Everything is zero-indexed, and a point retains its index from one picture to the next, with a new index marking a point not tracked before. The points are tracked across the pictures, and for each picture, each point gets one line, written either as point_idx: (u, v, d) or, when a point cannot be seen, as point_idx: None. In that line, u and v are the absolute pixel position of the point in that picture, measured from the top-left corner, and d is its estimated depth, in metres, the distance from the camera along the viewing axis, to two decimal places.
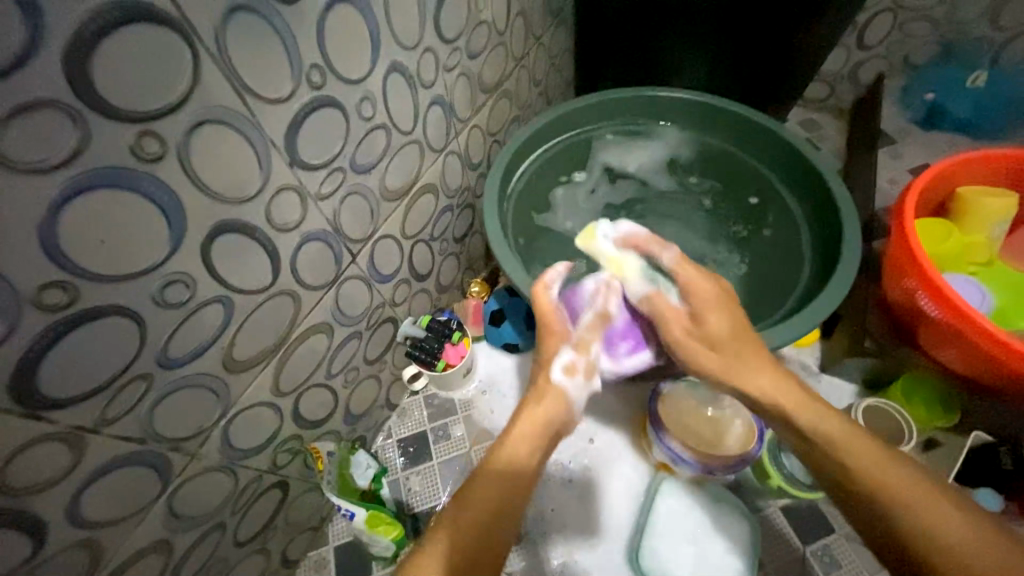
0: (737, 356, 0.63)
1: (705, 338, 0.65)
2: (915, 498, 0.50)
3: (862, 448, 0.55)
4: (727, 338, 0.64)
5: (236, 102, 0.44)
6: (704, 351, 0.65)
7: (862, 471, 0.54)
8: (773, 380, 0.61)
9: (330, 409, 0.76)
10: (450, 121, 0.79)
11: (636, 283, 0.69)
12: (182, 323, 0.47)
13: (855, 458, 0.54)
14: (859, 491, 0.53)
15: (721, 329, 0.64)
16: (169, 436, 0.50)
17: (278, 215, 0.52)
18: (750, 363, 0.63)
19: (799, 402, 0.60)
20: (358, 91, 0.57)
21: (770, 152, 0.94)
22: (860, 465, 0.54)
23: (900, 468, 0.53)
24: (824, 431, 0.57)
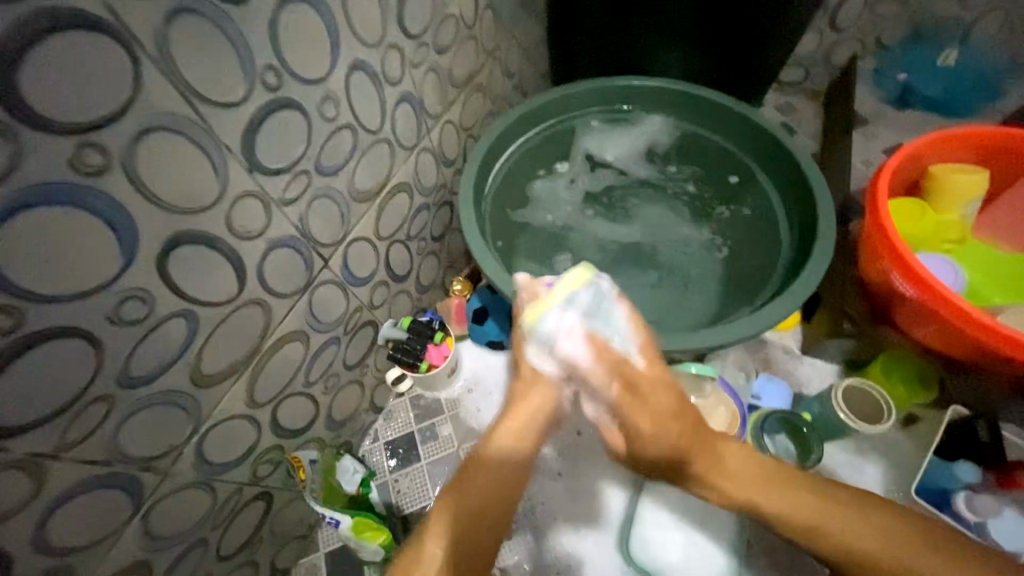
0: (693, 454, 0.59)
1: (632, 388, 0.55)
2: (856, 529, 0.57)
3: (835, 534, 0.57)
4: (666, 421, 0.56)
5: (184, 108, 0.42)
6: (639, 426, 0.56)
7: (828, 528, 0.57)
8: (727, 475, 0.60)
9: (311, 417, 0.75)
10: (420, 118, 0.77)
11: (618, 307, 0.55)
12: (142, 340, 0.45)
13: (831, 545, 0.57)
14: (829, 544, 0.57)
15: (647, 407, 0.55)
16: (138, 456, 0.49)
17: (240, 223, 0.51)
18: (710, 456, 0.60)
19: (766, 486, 0.60)
20: (319, 91, 0.55)
21: (746, 137, 0.93)
22: (836, 538, 0.57)
23: (875, 533, 0.56)
24: (739, 475, 0.60)
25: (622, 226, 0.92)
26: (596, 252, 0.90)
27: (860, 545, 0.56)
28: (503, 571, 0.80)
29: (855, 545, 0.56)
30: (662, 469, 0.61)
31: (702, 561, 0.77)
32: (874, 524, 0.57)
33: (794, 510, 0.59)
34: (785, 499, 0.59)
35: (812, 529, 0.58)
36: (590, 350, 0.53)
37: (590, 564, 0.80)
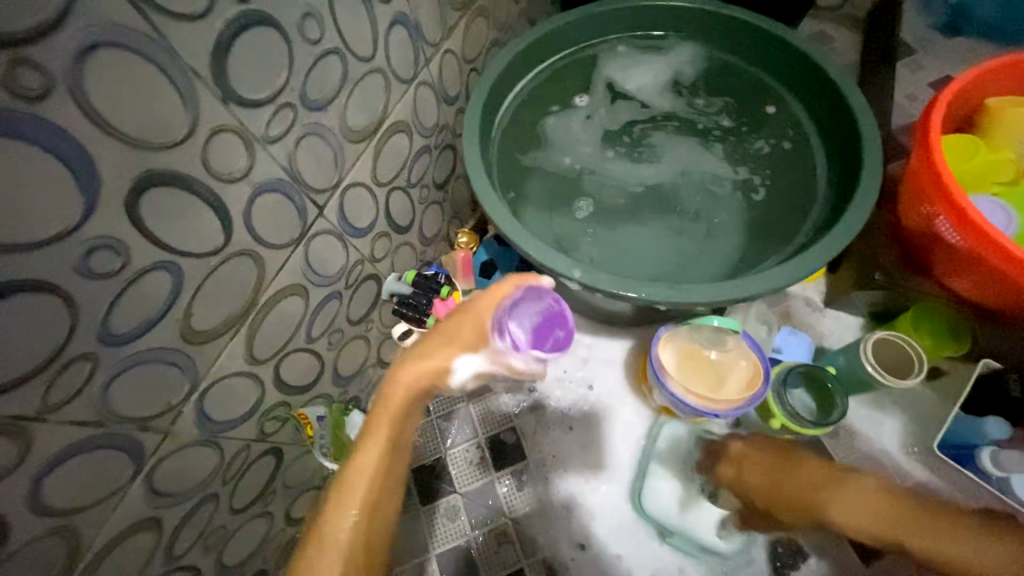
0: (807, 501, 0.67)
1: (728, 459, 0.77)
2: (925, 538, 0.58)
3: (952, 556, 0.55)
4: (760, 474, 0.73)
5: (137, 19, 0.35)
6: (746, 483, 0.74)
7: (926, 548, 0.57)
8: (845, 508, 0.63)
9: (316, 374, 0.73)
10: (417, 45, 0.68)
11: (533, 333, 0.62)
12: (121, 295, 0.41)
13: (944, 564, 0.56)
14: (918, 557, 0.58)
15: (740, 452, 0.76)
16: (134, 416, 0.46)
17: (219, 163, 0.45)
18: (820, 494, 0.66)
19: (881, 516, 0.61)
20: (299, 5, 0.48)
21: (783, 67, 0.84)
22: (941, 556, 0.56)
23: (968, 541, 0.55)
24: (863, 507, 0.62)
25: (642, 168, 0.84)
26: (611, 199, 0.83)
27: (923, 548, 0.58)
28: (515, 520, 0.80)
29: (922, 550, 0.58)
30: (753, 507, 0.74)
31: (708, 512, 0.78)
32: (954, 532, 0.56)
33: (849, 516, 0.63)
34: (818, 493, 0.66)
35: (875, 539, 0.62)
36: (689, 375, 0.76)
37: (601, 513, 0.79)
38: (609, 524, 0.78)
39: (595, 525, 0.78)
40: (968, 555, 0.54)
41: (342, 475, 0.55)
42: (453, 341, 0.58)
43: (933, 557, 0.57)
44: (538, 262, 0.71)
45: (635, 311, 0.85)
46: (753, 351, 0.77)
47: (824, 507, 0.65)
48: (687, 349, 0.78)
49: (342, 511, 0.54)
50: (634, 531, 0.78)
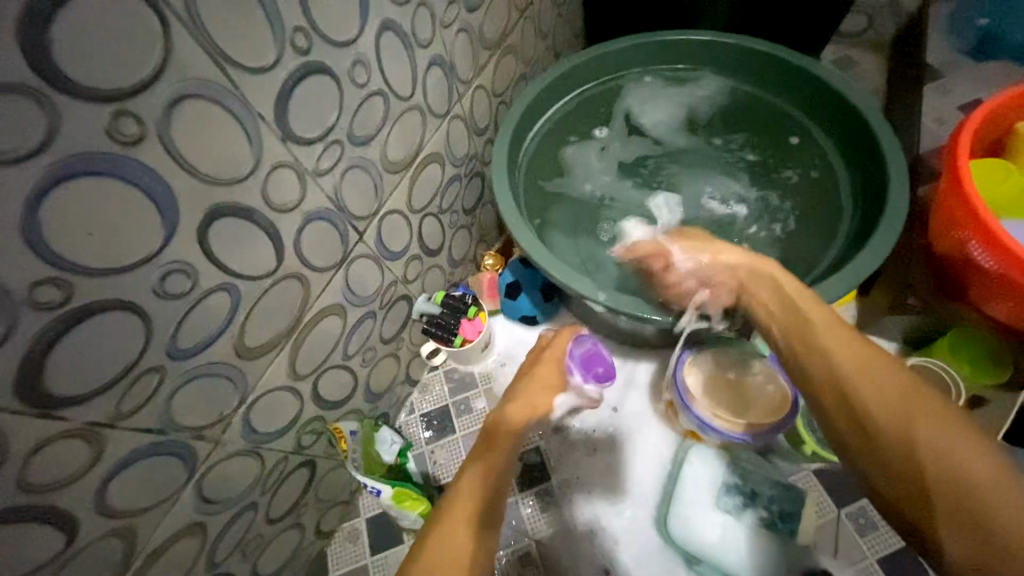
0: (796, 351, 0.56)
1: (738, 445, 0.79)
2: (888, 387, 0.48)
3: (923, 444, 0.44)
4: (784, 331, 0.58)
5: (216, 73, 0.41)
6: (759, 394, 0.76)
7: (891, 446, 0.46)
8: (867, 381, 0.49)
9: (350, 389, 0.76)
10: (452, 83, 0.74)
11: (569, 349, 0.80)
12: (188, 313, 0.45)
13: (926, 464, 0.44)
14: (902, 449, 0.45)
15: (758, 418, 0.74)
16: (190, 425, 0.50)
17: (276, 194, 0.50)
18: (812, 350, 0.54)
19: (876, 372, 0.49)
20: (350, 54, 0.53)
21: (805, 96, 0.86)
22: (915, 444, 0.44)
23: (939, 432, 0.44)
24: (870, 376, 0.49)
25: (664, 195, 0.87)
26: (634, 223, 0.85)
27: (879, 406, 0.47)
28: (537, 542, 0.80)
29: (877, 402, 0.48)
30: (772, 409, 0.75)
31: (740, 546, 0.76)
32: (904, 382, 0.48)
33: (844, 363, 0.51)
34: (826, 347, 0.53)
35: (826, 380, 0.52)
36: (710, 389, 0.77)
37: (626, 539, 0.78)
38: (633, 550, 0.77)
39: (619, 551, 0.78)
40: (955, 451, 0.43)
41: (444, 505, 0.56)
42: (544, 380, 0.68)
43: (876, 408, 0.47)
44: (564, 285, 0.73)
45: (659, 333, 0.86)
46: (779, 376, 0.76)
47: (765, 269, 0.62)
48: (714, 373, 0.79)
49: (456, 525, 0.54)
50: (659, 557, 0.77)
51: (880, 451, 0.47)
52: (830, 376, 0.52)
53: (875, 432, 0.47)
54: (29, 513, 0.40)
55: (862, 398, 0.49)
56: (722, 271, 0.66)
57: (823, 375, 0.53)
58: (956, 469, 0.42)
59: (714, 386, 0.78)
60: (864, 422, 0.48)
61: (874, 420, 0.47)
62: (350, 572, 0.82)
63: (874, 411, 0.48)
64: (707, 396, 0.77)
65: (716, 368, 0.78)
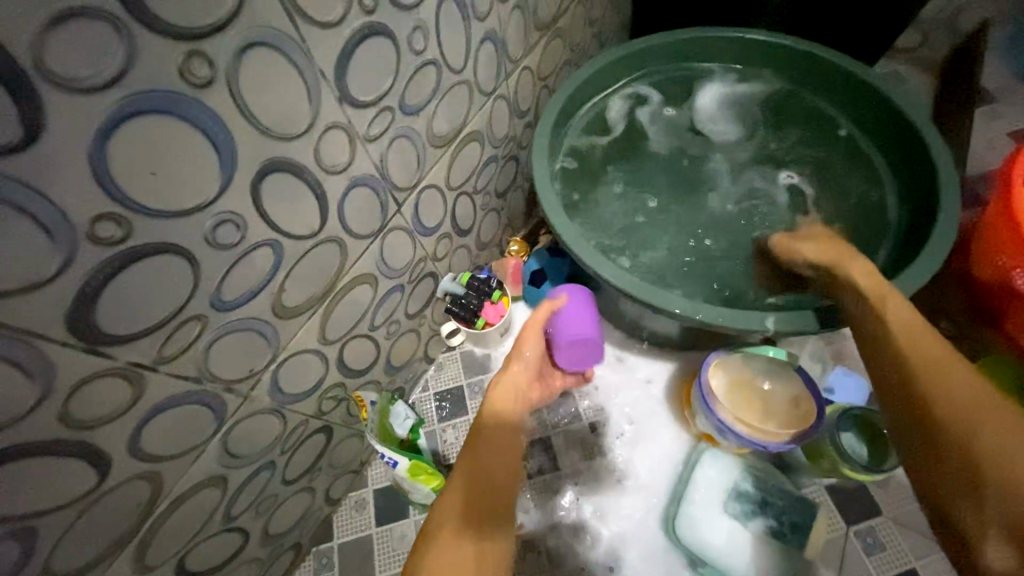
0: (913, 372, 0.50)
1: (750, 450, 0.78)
2: (951, 376, 0.48)
3: (983, 427, 0.44)
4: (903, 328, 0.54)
5: (285, 25, 0.40)
6: (776, 400, 0.76)
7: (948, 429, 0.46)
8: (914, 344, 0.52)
9: (371, 360, 0.76)
10: (501, 61, 0.73)
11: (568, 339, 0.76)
12: (233, 265, 0.45)
13: (960, 440, 0.44)
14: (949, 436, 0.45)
15: (777, 424, 0.73)
16: (223, 378, 0.51)
17: (327, 155, 0.49)
18: (913, 356, 0.51)
19: (915, 350, 0.52)
20: (411, 20, 0.52)
21: (857, 106, 0.84)
22: (970, 434, 0.44)
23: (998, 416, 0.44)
24: (925, 346, 0.52)
25: (703, 196, 0.86)
26: (669, 220, 0.84)
27: (974, 427, 0.44)
28: (542, 528, 0.80)
29: (948, 406, 0.46)
30: (793, 418, 0.74)
31: (747, 553, 0.75)
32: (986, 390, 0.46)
33: (922, 364, 0.50)
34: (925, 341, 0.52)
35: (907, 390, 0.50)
36: (728, 387, 0.77)
37: (631, 534, 0.78)
38: (638, 548, 0.78)
39: (625, 550, 0.78)
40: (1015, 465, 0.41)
41: (432, 526, 0.53)
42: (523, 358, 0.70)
43: (974, 431, 0.44)
44: (596, 274, 0.73)
45: (684, 334, 0.85)
46: (806, 387, 0.75)
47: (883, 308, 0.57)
48: (736, 379, 0.78)
49: (450, 501, 0.55)
50: (664, 558, 0.77)
51: (944, 452, 0.45)
52: (903, 368, 0.51)
53: (947, 439, 0.45)
54: (66, 447, 0.40)
55: (960, 416, 0.45)
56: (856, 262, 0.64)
57: (890, 357, 0.53)
58: (985, 446, 0.43)
59: (735, 388, 0.77)
60: (924, 406, 0.48)
61: (953, 428, 0.45)
62: (355, 540, 0.83)
63: (951, 400, 0.46)
64: (726, 395, 0.76)
65: (737, 371, 0.78)
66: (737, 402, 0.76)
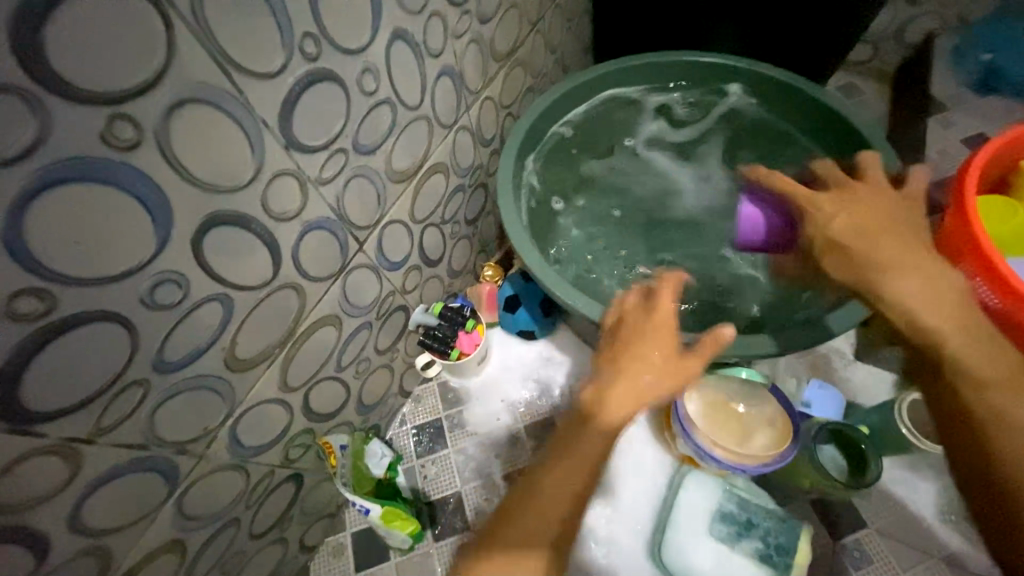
0: (965, 373, 0.48)
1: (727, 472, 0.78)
2: (1007, 383, 0.46)
3: None
4: (909, 288, 0.52)
5: (219, 79, 0.39)
6: (752, 421, 0.75)
7: (1003, 452, 0.44)
8: (957, 326, 0.49)
9: (342, 401, 0.74)
10: (460, 93, 0.72)
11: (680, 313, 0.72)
12: (176, 325, 0.44)
13: (1017, 455, 0.44)
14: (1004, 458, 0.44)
15: (755, 446, 0.72)
16: (173, 440, 0.48)
17: (275, 203, 0.48)
18: (961, 338, 0.48)
19: (983, 353, 0.47)
20: (360, 62, 0.52)
21: (809, 125, 0.86)
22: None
23: None
24: (975, 332, 0.48)
25: (659, 225, 0.89)
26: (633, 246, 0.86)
27: (1019, 413, 0.45)
28: None
29: (1017, 418, 0.45)
30: (772, 438, 0.73)
31: None
32: None
33: (956, 339, 0.49)
34: (952, 327, 0.49)
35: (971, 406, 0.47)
36: (703, 412, 0.76)
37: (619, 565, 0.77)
38: None
39: None
40: None
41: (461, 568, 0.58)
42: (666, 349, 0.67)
43: None
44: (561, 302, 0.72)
45: None
46: (781, 405, 0.75)
47: (886, 265, 0.54)
48: (712, 403, 0.77)
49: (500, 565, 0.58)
50: None
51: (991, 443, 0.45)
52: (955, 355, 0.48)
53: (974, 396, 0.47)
54: None
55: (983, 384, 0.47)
56: (833, 256, 0.58)
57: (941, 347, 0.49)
58: None
59: (708, 413, 0.76)
60: (948, 365, 0.49)
61: (1012, 444, 0.44)
62: None
63: (1006, 403, 0.45)
64: (701, 421, 0.75)
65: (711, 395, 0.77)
66: (712, 426, 0.75)
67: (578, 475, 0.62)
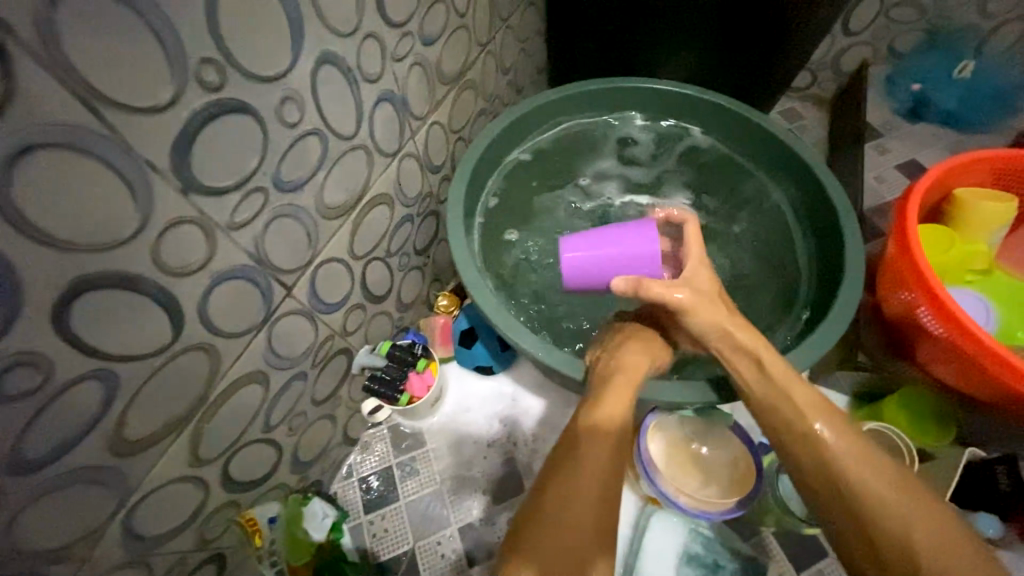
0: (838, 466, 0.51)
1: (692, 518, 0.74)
2: (873, 469, 0.50)
3: (916, 532, 0.46)
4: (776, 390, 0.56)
5: (85, 118, 0.32)
6: (718, 465, 0.73)
7: (885, 540, 0.47)
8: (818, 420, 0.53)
9: (272, 463, 0.66)
10: (403, 119, 0.67)
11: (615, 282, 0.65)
12: (38, 415, 0.35)
13: (892, 539, 0.47)
14: (893, 549, 0.47)
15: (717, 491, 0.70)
16: (41, 549, 0.40)
17: (173, 257, 0.41)
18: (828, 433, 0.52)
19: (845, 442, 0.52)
20: (279, 90, 0.45)
21: (759, 154, 0.86)
22: (911, 546, 0.46)
23: (921, 518, 0.47)
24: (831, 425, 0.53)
25: None
26: None
27: (890, 495, 0.48)
28: None
29: (890, 503, 0.48)
30: (735, 484, 0.71)
31: None
32: (907, 485, 0.49)
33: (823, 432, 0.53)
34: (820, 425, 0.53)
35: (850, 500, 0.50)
36: (668, 454, 0.73)
37: None
38: None
39: None
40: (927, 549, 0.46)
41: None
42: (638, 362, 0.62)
43: (927, 553, 0.46)
44: (515, 344, 0.67)
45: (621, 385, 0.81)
46: (744, 444, 0.73)
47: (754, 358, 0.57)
48: (677, 443, 0.74)
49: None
50: None
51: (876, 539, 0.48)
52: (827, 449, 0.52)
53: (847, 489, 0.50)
54: None
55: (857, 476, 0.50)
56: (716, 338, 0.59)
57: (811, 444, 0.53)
58: (921, 553, 0.46)
59: (673, 456, 0.73)
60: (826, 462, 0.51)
61: (893, 532, 0.47)
62: None
63: (877, 490, 0.49)
64: (666, 464, 0.72)
65: (677, 435, 0.74)
66: (677, 468, 0.72)
67: (592, 491, 0.52)
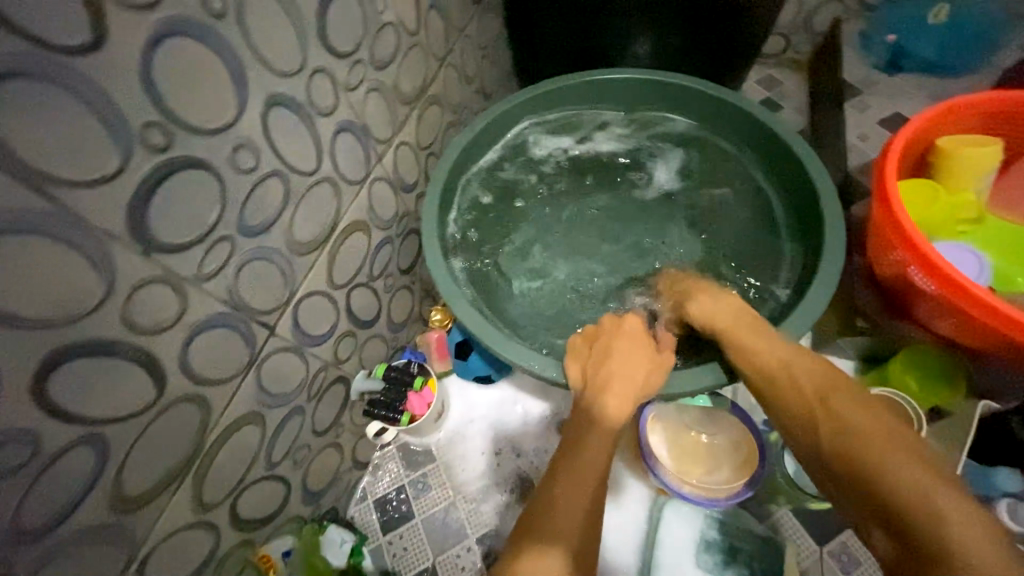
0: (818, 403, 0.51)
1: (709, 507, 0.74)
2: (852, 407, 0.50)
3: (890, 457, 0.44)
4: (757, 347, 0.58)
5: (31, 199, 0.33)
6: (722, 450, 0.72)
7: (860, 467, 0.46)
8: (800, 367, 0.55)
9: (281, 496, 0.67)
10: (367, 146, 0.67)
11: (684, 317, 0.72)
12: (30, 486, 0.37)
13: (862, 465, 0.45)
14: (864, 476, 0.45)
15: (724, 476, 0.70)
16: None
17: (144, 317, 0.42)
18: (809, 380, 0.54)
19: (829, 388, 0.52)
20: (229, 139, 0.46)
21: (732, 131, 0.85)
22: (879, 470, 0.44)
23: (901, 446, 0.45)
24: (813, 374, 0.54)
25: (603, 249, 0.83)
26: (570, 274, 0.81)
27: (864, 426, 0.48)
28: None
29: (865, 433, 0.47)
30: (742, 466, 0.70)
31: None
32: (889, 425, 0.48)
33: (799, 376, 0.54)
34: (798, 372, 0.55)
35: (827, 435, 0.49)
36: (671, 445, 0.73)
37: None
38: None
39: None
40: (897, 472, 0.43)
41: None
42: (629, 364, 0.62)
43: (897, 477, 0.43)
44: (500, 352, 0.67)
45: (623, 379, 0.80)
46: (747, 427, 0.72)
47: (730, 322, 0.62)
48: (678, 433, 0.74)
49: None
50: None
51: (851, 470, 0.46)
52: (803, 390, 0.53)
53: (822, 424, 0.50)
54: None
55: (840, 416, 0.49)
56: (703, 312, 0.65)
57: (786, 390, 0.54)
58: (888, 474, 0.43)
59: (676, 446, 0.73)
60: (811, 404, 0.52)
61: (868, 464, 0.45)
62: None
63: (854, 422, 0.48)
64: (671, 455, 0.72)
65: (677, 425, 0.74)
66: (681, 459, 0.72)
67: (582, 495, 0.54)
